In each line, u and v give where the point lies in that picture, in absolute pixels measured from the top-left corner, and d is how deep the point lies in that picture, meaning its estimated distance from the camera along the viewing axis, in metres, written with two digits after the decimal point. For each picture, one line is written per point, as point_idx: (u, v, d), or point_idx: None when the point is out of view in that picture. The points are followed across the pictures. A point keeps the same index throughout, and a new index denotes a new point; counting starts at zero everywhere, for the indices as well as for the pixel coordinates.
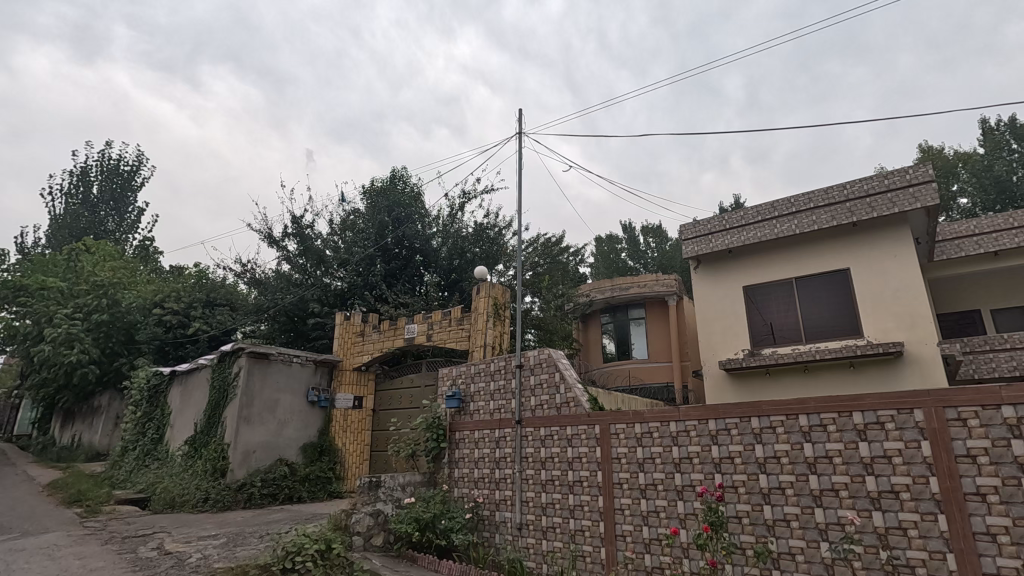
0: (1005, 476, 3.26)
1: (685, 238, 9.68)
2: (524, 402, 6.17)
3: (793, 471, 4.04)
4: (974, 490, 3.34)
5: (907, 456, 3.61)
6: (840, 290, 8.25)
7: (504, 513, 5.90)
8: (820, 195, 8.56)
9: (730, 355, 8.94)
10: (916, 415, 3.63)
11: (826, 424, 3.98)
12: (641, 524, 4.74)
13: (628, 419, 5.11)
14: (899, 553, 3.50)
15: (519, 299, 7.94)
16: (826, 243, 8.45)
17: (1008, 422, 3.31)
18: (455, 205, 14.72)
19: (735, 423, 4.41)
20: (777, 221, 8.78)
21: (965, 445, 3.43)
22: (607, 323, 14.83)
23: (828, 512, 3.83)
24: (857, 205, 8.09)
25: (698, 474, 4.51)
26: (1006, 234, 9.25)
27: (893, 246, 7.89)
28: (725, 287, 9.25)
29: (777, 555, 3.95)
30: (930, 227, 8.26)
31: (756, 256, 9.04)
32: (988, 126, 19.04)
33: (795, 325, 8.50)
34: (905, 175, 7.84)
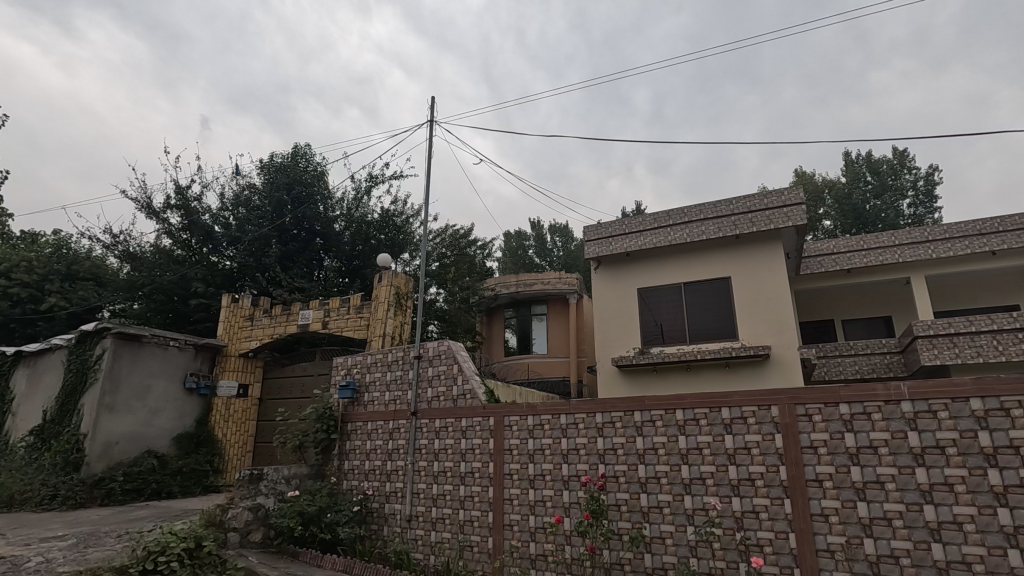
0: (838, 464, 3.74)
1: (588, 239, 10.05)
2: (420, 394, 6.12)
3: (667, 462, 4.35)
4: (814, 477, 3.80)
5: (764, 447, 4.02)
6: (720, 296, 9.01)
7: (394, 505, 5.83)
8: (709, 207, 9.25)
9: (622, 352, 9.45)
10: (772, 411, 4.06)
11: (699, 419, 4.32)
12: (528, 513, 4.89)
13: (521, 412, 5.22)
14: (751, 534, 3.90)
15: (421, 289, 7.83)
16: (711, 252, 9.18)
17: (844, 418, 3.80)
18: (361, 189, 14.19)
19: (619, 416, 4.68)
20: (671, 229, 9.38)
21: (810, 437, 3.88)
22: (510, 317, 15.07)
23: (695, 498, 4.17)
24: (740, 220, 8.84)
25: (584, 465, 4.74)
26: (857, 255, 10.59)
27: (767, 258, 8.73)
28: (622, 288, 9.75)
29: (649, 540, 4.24)
30: (798, 244, 9.24)
31: (651, 261, 9.62)
32: (851, 158, 21.58)
33: (681, 328, 9.15)
34: (781, 195, 8.69)
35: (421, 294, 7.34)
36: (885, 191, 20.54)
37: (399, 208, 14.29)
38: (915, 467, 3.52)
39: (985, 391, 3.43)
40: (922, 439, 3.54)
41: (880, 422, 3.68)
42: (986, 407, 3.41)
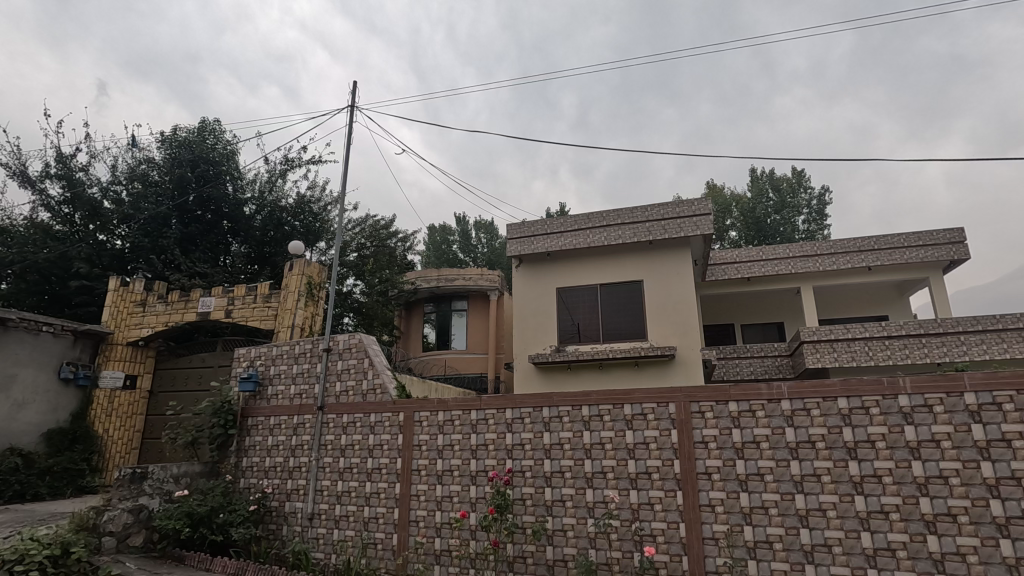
0: (725, 458, 4.02)
1: (511, 236, 10.13)
2: (328, 388, 5.89)
3: (572, 457, 4.48)
4: (704, 470, 4.05)
5: (661, 442, 4.24)
6: (633, 298, 9.39)
7: (295, 503, 5.59)
8: (626, 213, 9.59)
9: (538, 350, 9.64)
10: (670, 407, 4.28)
11: (602, 414, 4.49)
12: (434, 509, 4.86)
13: (432, 407, 5.17)
14: (646, 524, 4.11)
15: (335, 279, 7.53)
16: (626, 255, 9.56)
17: (732, 415, 4.07)
18: (276, 171, 13.48)
19: (528, 411, 4.75)
20: (590, 231, 9.64)
21: (702, 432, 4.14)
22: (430, 312, 14.86)
23: (596, 492, 4.33)
24: (654, 226, 9.26)
25: (492, 460, 4.77)
26: (756, 264, 11.41)
27: (676, 264, 9.21)
28: (541, 287, 9.93)
29: (551, 532, 4.35)
30: (705, 252, 9.83)
31: (569, 261, 9.88)
32: (756, 175, 23.25)
33: (595, 327, 9.46)
34: (692, 205, 9.18)
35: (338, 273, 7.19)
36: (783, 208, 22.31)
37: (316, 194, 13.75)
38: (790, 460, 3.85)
39: (850, 391, 3.82)
40: (797, 435, 3.87)
41: (763, 419, 3.99)
42: (851, 405, 3.79)
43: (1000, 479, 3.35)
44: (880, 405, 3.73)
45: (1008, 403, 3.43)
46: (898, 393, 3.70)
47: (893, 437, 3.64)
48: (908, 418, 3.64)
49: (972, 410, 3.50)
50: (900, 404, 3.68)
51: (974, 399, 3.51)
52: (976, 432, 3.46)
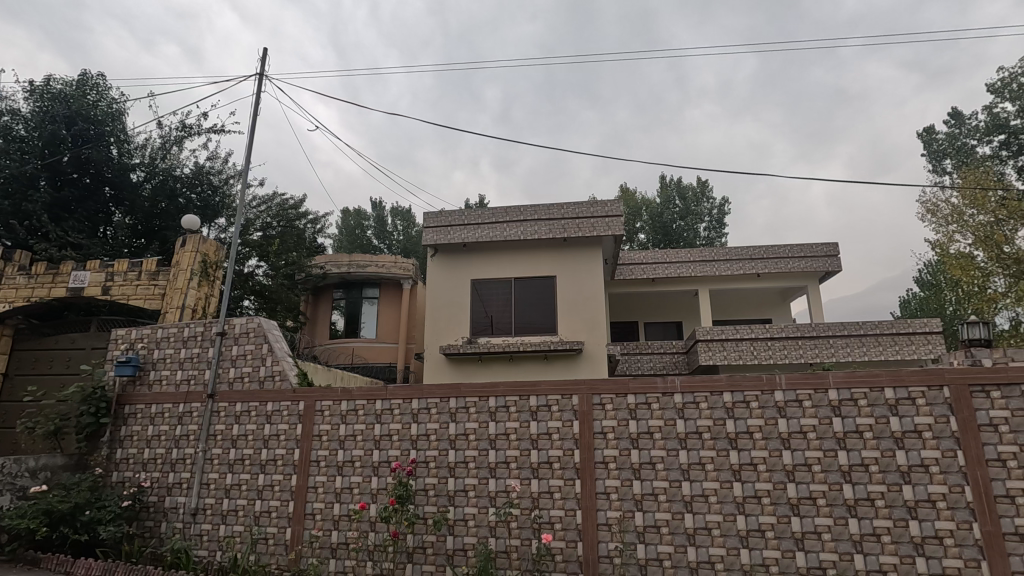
0: (621, 448, 4.22)
1: (427, 225, 9.96)
2: (221, 374, 5.49)
3: (476, 447, 4.50)
4: (602, 459, 4.23)
5: (563, 433, 4.37)
6: (545, 293, 9.59)
7: (177, 498, 5.17)
8: (543, 209, 9.75)
9: (450, 341, 9.60)
10: (573, 399, 4.42)
11: (509, 405, 4.54)
12: (332, 501, 4.70)
13: (335, 396, 4.98)
14: (545, 513, 4.22)
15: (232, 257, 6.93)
16: (540, 251, 9.74)
17: (630, 407, 4.29)
18: (170, 138, 12.39)
19: (435, 402, 4.71)
20: (506, 225, 9.72)
21: (602, 423, 4.31)
22: (339, 298, 14.17)
23: (499, 482, 4.38)
24: (568, 224, 9.49)
25: (395, 451, 4.68)
26: (661, 266, 12.06)
27: (587, 262, 9.52)
28: (455, 278, 9.87)
29: (452, 522, 4.36)
30: (615, 252, 10.25)
31: (485, 254, 9.90)
32: (666, 181, 24.60)
33: (507, 320, 9.57)
34: (605, 206, 9.52)
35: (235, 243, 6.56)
36: (688, 214, 23.80)
37: (217, 166, 12.81)
38: (679, 450, 4.12)
39: (734, 386, 4.14)
40: (686, 426, 4.15)
41: (657, 411, 4.23)
42: (734, 399, 4.12)
43: (852, 466, 3.80)
44: (759, 399, 4.08)
45: (862, 399, 3.89)
46: (774, 388, 4.07)
47: (768, 429, 4.00)
48: (781, 411, 4.01)
49: (834, 404, 3.93)
50: (775, 399, 4.05)
51: (836, 395, 3.94)
52: (835, 424, 3.89)
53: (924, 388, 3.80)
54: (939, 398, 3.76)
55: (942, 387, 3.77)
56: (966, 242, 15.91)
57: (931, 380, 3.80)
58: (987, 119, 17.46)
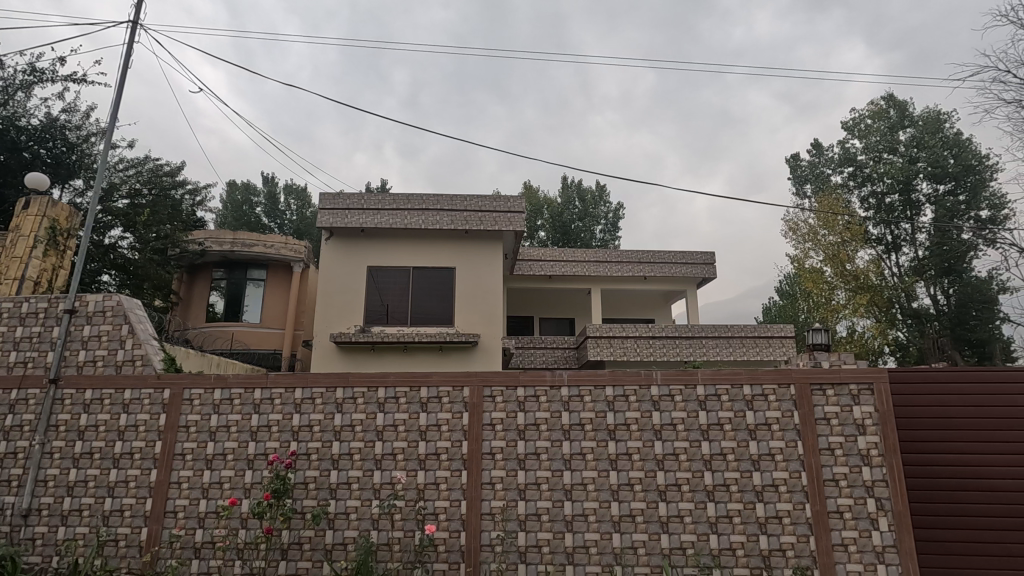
0: (508, 439, 4.31)
1: (323, 207, 9.46)
2: (68, 358, 4.83)
3: (362, 439, 4.38)
4: (489, 450, 4.30)
5: (452, 424, 4.37)
6: (443, 284, 9.53)
7: (3, 498, 4.49)
8: (446, 199, 9.65)
9: (342, 329, 9.24)
10: (464, 391, 4.44)
11: (399, 396, 4.46)
12: (198, 497, 4.34)
13: (207, 383, 4.58)
14: (430, 504, 4.21)
15: (90, 206, 5.73)
16: (441, 242, 9.65)
17: (519, 400, 4.39)
18: (15, 82, 10.66)
19: (320, 392, 4.51)
20: (407, 213, 9.51)
21: (491, 415, 4.38)
22: (219, 279, 13.03)
23: (384, 474, 4.30)
24: (471, 217, 9.49)
25: (274, 443, 4.42)
26: (558, 265, 12.43)
27: (487, 255, 9.60)
28: (350, 264, 9.48)
29: (332, 516, 4.21)
30: (515, 247, 10.44)
31: (384, 240, 9.61)
32: (567, 182, 25.40)
33: (403, 310, 9.38)
34: (508, 202, 9.65)
35: (92, 209, 5.73)
36: (585, 216, 24.82)
37: (75, 120, 11.18)
38: (562, 441, 4.29)
39: (616, 380, 4.39)
40: (570, 418, 4.33)
41: (544, 403, 4.38)
42: (615, 393, 4.37)
43: (713, 455, 4.19)
44: (637, 393, 4.36)
45: (724, 394, 4.30)
46: (650, 384, 4.37)
47: (644, 421, 4.30)
48: (656, 405, 4.32)
49: (701, 399, 4.31)
50: (651, 394, 4.35)
51: (703, 391, 4.32)
52: (701, 417, 4.27)
53: (775, 385, 4.28)
54: (786, 395, 4.26)
55: (789, 385, 4.27)
56: (818, 258, 18.16)
57: (781, 379, 4.29)
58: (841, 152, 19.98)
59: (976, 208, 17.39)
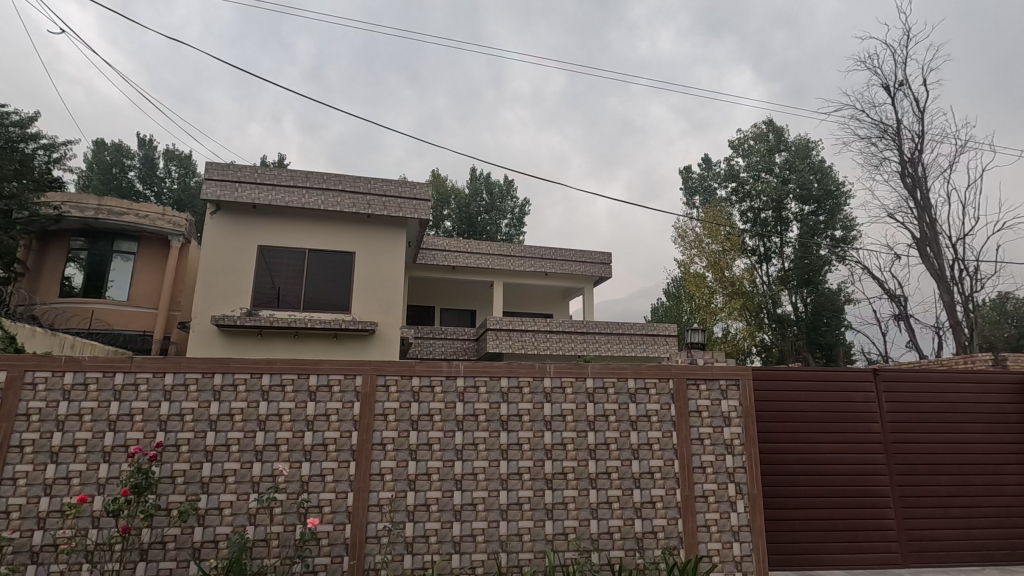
0: (401, 429, 4.25)
1: (209, 177, 8.69)
2: None
3: (241, 429, 4.10)
4: (380, 441, 4.21)
5: (342, 414, 4.22)
6: (341, 268, 9.14)
7: None
8: (348, 181, 9.26)
9: (225, 311, 8.58)
10: (356, 379, 4.30)
11: (285, 384, 4.22)
12: (39, 495, 3.82)
13: (56, 366, 4.04)
14: (313, 497, 4.04)
15: None
16: (340, 224, 9.24)
17: (414, 390, 4.34)
18: None
19: (195, 378, 4.15)
20: (306, 192, 9.01)
21: (384, 405, 4.28)
22: (79, 249, 11.53)
23: (264, 466, 4.06)
24: (374, 201, 9.19)
25: (136, 433, 4.01)
26: (461, 255, 12.42)
27: (390, 241, 9.35)
28: (238, 241, 8.80)
29: (202, 512, 3.90)
30: (419, 235, 10.26)
31: (278, 219, 9.02)
32: (475, 174, 25.40)
33: (295, 293, 8.88)
34: (414, 188, 9.46)
35: None
36: (492, 209, 25.00)
37: None
38: (455, 431, 4.31)
39: (511, 372, 4.47)
40: (464, 409, 4.36)
41: (439, 394, 4.36)
42: (510, 384, 4.46)
43: (598, 445, 4.41)
44: (530, 385, 4.48)
45: (611, 387, 4.55)
46: (543, 375, 4.51)
47: (535, 412, 4.42)
48: (548, 397, 4.47)
49: (590, 391, 4.52)
50: (544, 385, 4.49)
51: (592, 384, 4.54)
52: (589, 409, 4.48)
53: (656, 379, 4.60)
54: (665, 388, 4.60)
55: (668, 380, 4.61)
56: (701, 263, 19.75)
57: (662, 373, 4.62)
58: (727, 168, 21.81)
59: (832, 228, 19.77)
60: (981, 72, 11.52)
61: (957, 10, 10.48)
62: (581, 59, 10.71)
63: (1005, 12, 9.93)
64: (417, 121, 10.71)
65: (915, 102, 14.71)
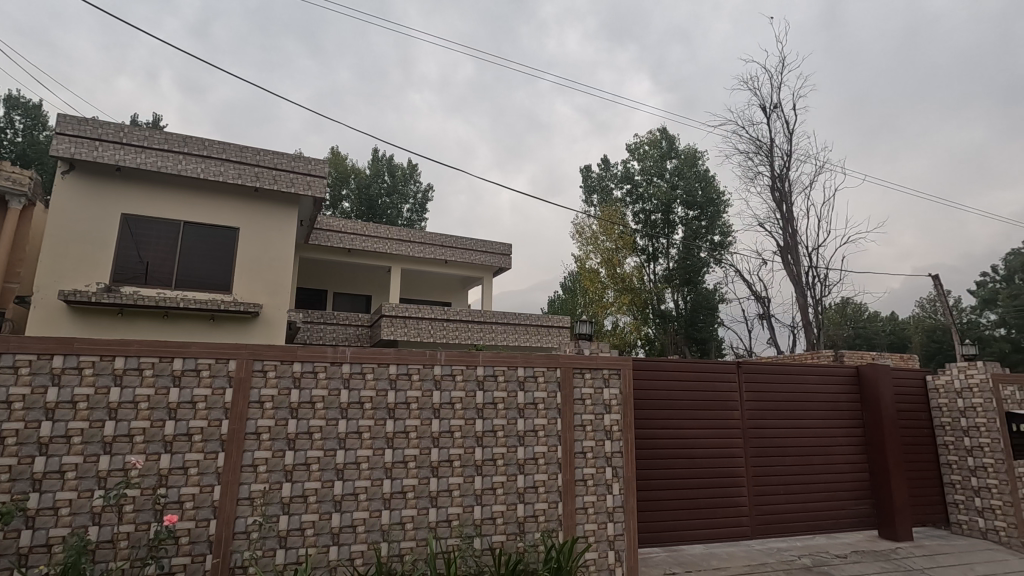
0: (278, 418, 4.00)
1: (61, 131, 7.56)
2: None
3: (87, 418, 3.63)
4: (253, 430, 3.92)
5: (210, 401, 3.88)
6: (220, 244, 8.38)
7: None
8: (233, 149, 8.51)
9: (78, 286, 7.56)
10: (229, 364, 3.97)
11: (143, 368, 3.79)
12: None
13: None
14: (172, 492, 3.68)
15: None
16: (221, 195, 8.46)
17: (294, 375, 4.10)
18: None
19: (28, 359, 3.59)
20: (182, 157, 8.15)
21: (259, 392, 4.00)
22: None
23: (114, 459, 3.62)
24: (262, 173, 8.53)
25: None
26: (358, 238, 11.91)
27: (278, 218, 8.75)
28: (96, 207, 7.76)
29: (33, 513, 3.41)
30: (313, 214, 9.70)
31: (146, 184, 8.08)
32: (378, 155, 24.58)
33: (167, 269, 8.02)
34: (308, 163, 8.92)
35: None
36: (394, 192, 24.34)
37: None
38: (339, 419, 4.13)
39: (400, 359, 4.36)
40: (350, 396, 4.19)
41: (322, 380, 4.15)
42: (398, 371, 4.35)
43: (485, 432, 4.45)
44: (420, 372, 4.41)
45: (501, 375, 4.60)
46: (434, 363, 4.46)
47: (424, 399, 4.37)
48: (437, 384, 4.43)
49: (479, 380, 4.53)
50: (434, 373, 4.44)
51: (482, 371, 4.56)
52: (478, 397, 4.50)
53: (544, 368, 4.73)
54: (552, 377, 4.74)
55: (556, 369, 4.76)
56: (596, 260, 21.03)
57: (550, 363, 4.75)
58: (623, 170, 23.02)
59: (711, 233, 21.51)
60: (841, 105, 13.10)
61: (823, 47, 11.85)
62: (491, 49, 10.67)
63: (862, 56, 11.34)
64: (315, 94, 10.06)
65: (786, 123, 16.40)
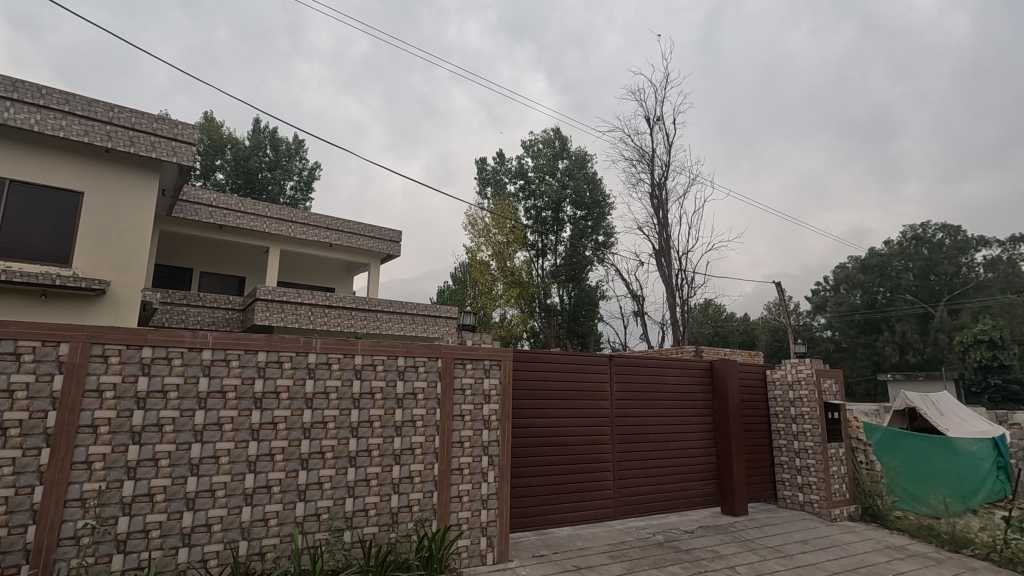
0: (120, 409, 3.57)
1: None
2: None
3: None
4: (88, 422, 3.47)
5: (34, 390, 3.36)
6: (57, 209, 7.23)
7: None
8: (80, 101, 7.40)
9: None
10: (60, 348, 3.45)
11: None
12: None
13: None
14: None
15: None
16: (61, 153, 7.32)
17: (143, 361, 3.68)
18: None
19: None
20: (10, 103, 6.92)
21: (98, 379, 3.53)
22: None
23: None
24: (117, 132, 7.53)
25: None
26: (232, 214, 10.93)
27: (134, 185, 7.79)
28: None
29: None
30: (178, 183, 8.75)
31: None
32: (259, 126, 22.76)
33: None
34: (175, 127, 8.05)
35: None
36: (276, 168, 22.71)
37: None
38: (195, 410, 3.79)
39: (270, 346, 4.10)
40: (210, 385, 3.86)
41: (178, 367, 3.78)
42: (268, 359, 4.08)
43: (361, 423, 4.33)
44: (292, 360, 4.18)
45: (380, 364, 4.50)
46: (308, 351, 4.25)
47: (296, 389, 4.15)
48: (311, 373, 4.22)
49: (357, 368, 4.40)
50: (308, 361, 4.23)
51: (360, 360, 4.43)
52: (354, 387, 4.36)
53: (426, 358, 4.70)
54: (433, 367, 4.72)
55: (437, 359, 4.75)
56: (487, 252, 21.38)
57: (431, 353, 4.74)
58: (517, 166, 23.47)
59: (596, 233, 22.63)
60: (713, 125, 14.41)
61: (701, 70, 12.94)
62: (388, 29, 10.29)
63: (733, 83, 12.54)
64: (186, 50, 9.04)
65: (666, 136, 17.67)
